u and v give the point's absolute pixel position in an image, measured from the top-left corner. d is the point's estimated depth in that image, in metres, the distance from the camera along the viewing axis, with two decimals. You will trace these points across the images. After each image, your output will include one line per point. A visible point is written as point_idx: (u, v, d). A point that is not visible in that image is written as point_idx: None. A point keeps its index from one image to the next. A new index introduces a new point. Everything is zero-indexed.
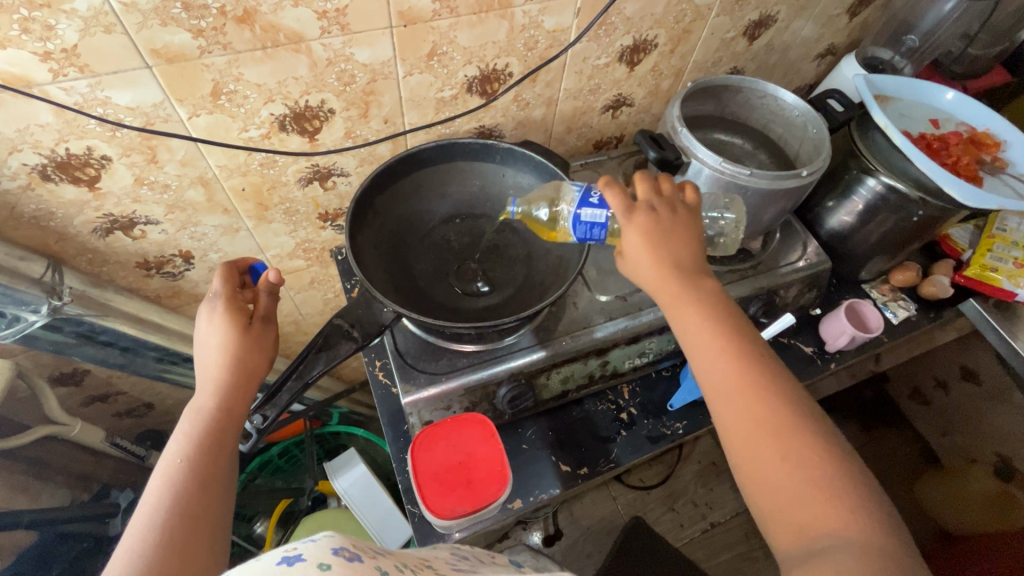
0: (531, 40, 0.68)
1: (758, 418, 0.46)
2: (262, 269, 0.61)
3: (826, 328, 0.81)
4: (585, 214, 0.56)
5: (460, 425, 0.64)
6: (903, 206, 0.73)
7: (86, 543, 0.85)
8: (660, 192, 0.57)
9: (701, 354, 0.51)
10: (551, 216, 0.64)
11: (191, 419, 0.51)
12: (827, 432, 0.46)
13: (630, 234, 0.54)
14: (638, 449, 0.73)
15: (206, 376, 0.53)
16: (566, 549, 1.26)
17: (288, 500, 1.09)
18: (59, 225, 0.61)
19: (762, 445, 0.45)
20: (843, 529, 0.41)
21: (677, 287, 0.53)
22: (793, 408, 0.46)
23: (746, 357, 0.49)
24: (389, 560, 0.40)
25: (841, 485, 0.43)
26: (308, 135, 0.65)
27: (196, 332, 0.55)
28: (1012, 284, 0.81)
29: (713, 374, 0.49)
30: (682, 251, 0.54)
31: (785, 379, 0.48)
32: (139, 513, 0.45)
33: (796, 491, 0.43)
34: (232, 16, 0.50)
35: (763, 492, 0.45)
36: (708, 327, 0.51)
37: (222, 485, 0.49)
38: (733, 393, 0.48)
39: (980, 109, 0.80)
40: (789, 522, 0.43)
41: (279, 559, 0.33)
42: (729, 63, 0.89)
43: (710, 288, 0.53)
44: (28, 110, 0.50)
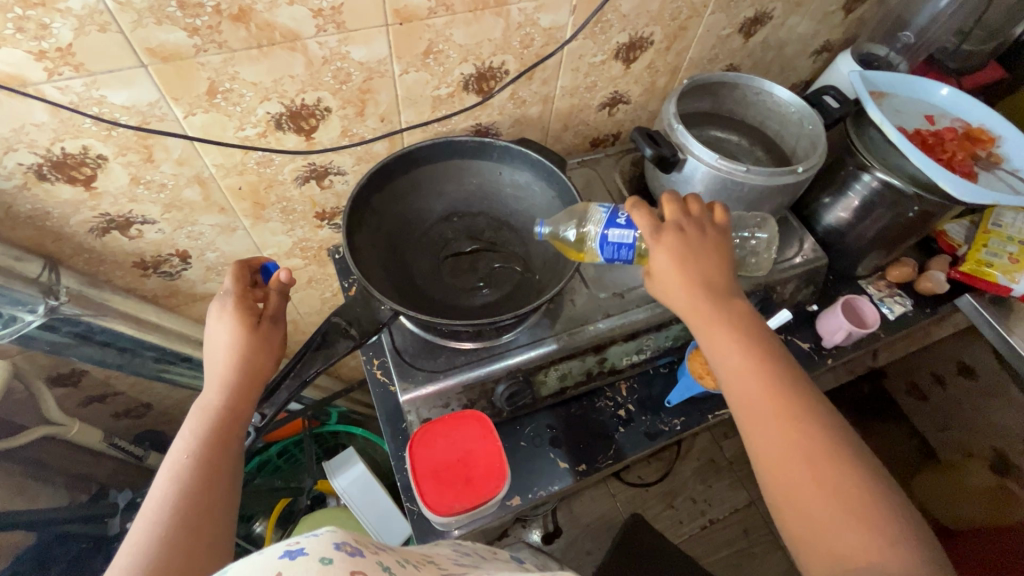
0: (527, 38, 0.68)
1: (792, 443, 0.46)
2: (274, 269, 0.61)
3: (823, 324, 0.81)
4: (613, 235, 0.57)
5: (459, 422, 0.64)
6: (899, 202, 0.73)
7: (85, 544, 0.84)
8: (688, 213, 0.57)
9: (732, 376, 0.51)
10: (579, 237, 0.62)
11: (196, 417, 0.51)
12: (864, 459, 0.46)
13: (658, 255, 0.54)
14: (636, 446, 0.74)
15: (213, 374, 0.53)
16: (566, 546, 1.27)
17: (287, 500, 1.09)
18: (55, 225, 0.61)
19: (797, 470, 0.45)
20: (881, 559, 0.41)
21: (708, 308, 0.53)
22: (827, 433, 0.47)
23: (779, 382, 0.49)
24: (392, 555, 0.40)
25: (878, 514, 0.43)
26: (304, 133, 0.65)
27: (206, 329, 0.56)
28: (1007, 279, 0.82)
29: (745, 397, 0.49)
30: (711, 272, 0.54)
31: (820, 404, 0.48)
32: (144, 509, 0.45)
33: (831, 518, 0.43)
34: (226, 14, 0.50)
35: (797, 519, 0.45)
36: (740, 349, 0.51)
37: (227, 482, 0.49)
38: (766, 416, 0.48)
39: (974, 105, 0.80)
40: (824, 550, 0.43)
41: (282, 553, 0.33)
42: (725, 60, 0.89)
43: (741, 309, 0.53)
44: (23, 110, 0.50)
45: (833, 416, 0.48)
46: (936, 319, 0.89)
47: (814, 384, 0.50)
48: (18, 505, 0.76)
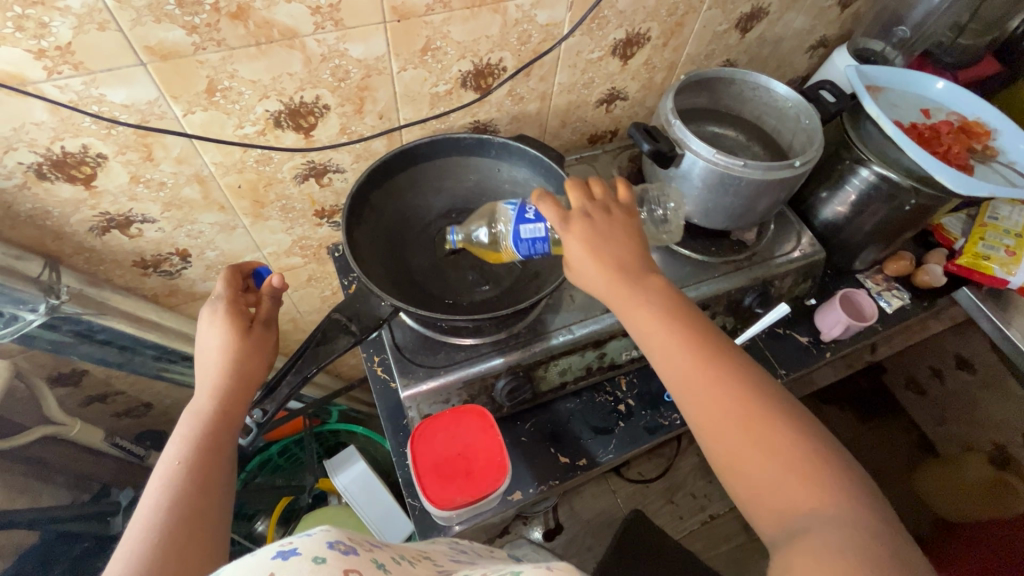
0: (525, 34, 0.68)
1: (725, 411, 0.46)
2: (267, 273, 0.61)
3: (821, 318, 0.81)
4: (525, 231, 0.57)
5: (460, 416, 0.64)
6: (895, 195, 0.74)
7: (87, 543, 0.85)
8: (593, 198, 0.56)
9: (660, 354, 0.50)
10: (491, 237, 0.65)
11: (188, 423, 0.52)
12: (792, 411, 0.46)
13: (572, 244, 0.53)
14: (636, 440, 0.74)
15: (205, 379, 0.54)
16: (567, 543, 1.27)
17: (288, 499, 1.10)
18: (55, 224, 0.61)
19: (734, 437, 0.46)
20: (821, 508, 0.41)
21: (627, 290, 0.52)
22: (755, 393, 0.47)
23: (704, 351, 0.49)
24: (386, 552, 0.41)
25: (812, 464, 0.43)
26: (303, 131, 0.65)
27: (197, 334, 0.56)
28: (1004, 272, 0.83)
29: (676, 375, 0.49)
30: (626, 252, 0.54)
31: (746, 366, 0.49)
32: (136, 518, 0.45)
33: (770, 479, 0.44)
34: (225, 12, 0.50)
35: (742, 484, 0.45)
36: (663, 325, 0.51)
37: (220, 491, 0.49)
38: (696, 388, 0.48)
39: (969, 99, 0.80)
40: (770, 510, 0.43)
41: (274, 554, 0.34)
42: (722, 56, 0.90)
43: (660, 285, 0.53)
44: (23, 109, 0.50)
45: (760, 376, 0.48)
46: (934, 312, 0.90)
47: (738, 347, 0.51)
48: (21, 505, 0.77)
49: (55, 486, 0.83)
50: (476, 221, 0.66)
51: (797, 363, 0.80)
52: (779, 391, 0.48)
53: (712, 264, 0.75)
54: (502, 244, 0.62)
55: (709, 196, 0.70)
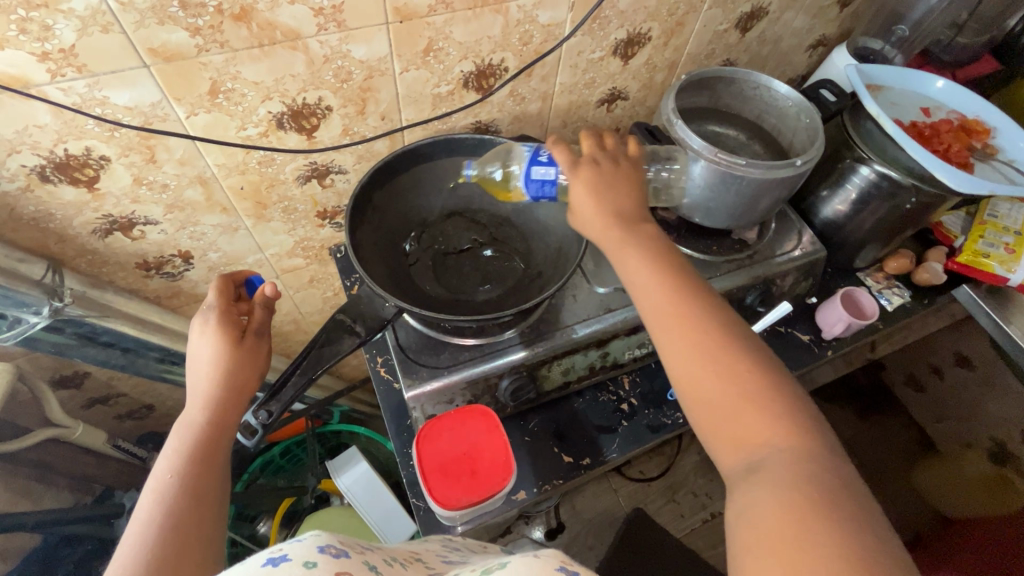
0: (526, 35, 0.68)
1: (698, 346, 0.46)
2: (259, 282, 0.62)
3: (822, 316, 0.82)
4: (536, 172, 0.58)
5: (464, 417, 0.64)
6: (896, 193, 0.74)
7: (91, 545, 0.85)
8: (603, 148, 0.59)
9: (641, 292, 0.50)
10: (505, 175, 0.66)
11: (180, 435, 0.51)
12: (765, 353, 0.46)
13: (577, 189, 0.56)
14: (639, 439, 0.74)
15: (196, 390, 0.54)
16: (569, 541, 1.28)
17: (291, 500, 1.09)
18: (58, 226, 0.61)
19: (702, 371, 0.45)
20: (779, 443, 0.41)
21: (619, 233, 0.53)
22: (730, 333, 0.47)
23: (684, 291, 0.49)
24: (377, 554, 0.42)
25: (777, 402, 0.43)
26: (305, 132, 0.65)
27: (189, 346, 0.56)
28: (1005, 269, 0.82)
29: (654, 310, 0.49)
30: (622, 201, 0.55)
31: (726, 309, 0.48)
32: (130, 532, 0.44)
33: (734, 413, 0.43)
34: (228, 14, 0.50)
35: (706, 419, 0.45)
36: (649, 265, 0.51)
37: (215, 501, 0.48)
38: (671, 323, 0.48)
39: (969, 97, 0.81)
40: (730, 443, 0.43)
41: (265, 561, 0.34)
42: (722, 55, 0.90)
43: (650, 234, 0.54)
44: (26, 111, 0.50)
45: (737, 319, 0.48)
46: (933, 310, 0.90)
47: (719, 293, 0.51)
48: (24, 508, 0.76)
49: (58, 489, 0.83)
50: (491, 159, 0.67)
51: (798, 362, 0.81)
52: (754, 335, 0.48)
53: (714, 264, 0.75)
54: (512, 183, 0.65)
55: (711, 194, 0.70)
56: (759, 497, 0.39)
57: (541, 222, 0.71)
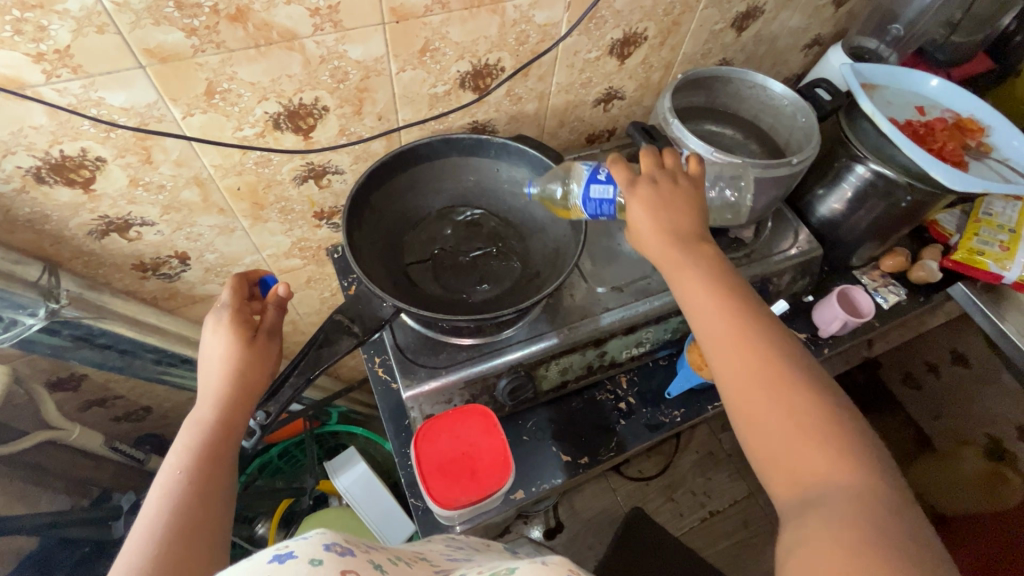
0: (523, 35, 0.68)
1: (759, 375, 0.46)
2: (273, 282, 0.62)
3: (819, 314, 0.82)
4: (595, 191, 0.59)
5: (463, 417, 0.64)
6: (891, 192, 0.74)
7: (88, 548, 0.84)
8: (663, 166, 0.59)
9: (700, 315, 0.51)
10: (565, 194, 0.66)
11: (190, 431, 0.51)
12: (827, 387, 0.46)
13: (634, 207, 0.56)
14: (637, 437, 0.74)
15: (207, 388, 0.54)
16: (568, 541, 1.28)
17: (289, 501, 1.09)
18: (54, 228, 0.61)
19: (759, 398, 0.46)
20: (841, 480, 0.41)
21: (678, 254, 0.54)
22: (791, 361, 0.47)
23: (745, 316, 0.49)
24: (383, 553, 0.42)
25: (839, 438, 0.43)
26: (302, 132, 0.65)
27: (200, 343, 0.56)
28: (998, 267, 0.83)
29: (712, 335, 0.50)
30: (680, 221, 0.55)
31: (787, 339, 0.49)
32: (138, 527, 0.44)
33: (793, 445, 0.43)
34: (224, 14, 0.50)
35: (763, 449, 0.45)
36: (709, 287, 0.52)
37: (223, 498, 0.48)
38: (730, 348, 0.48)
39: (963, 95, 0.81)
40: (786, 475, 0.43)
41: (271, 557, 0.34)
42: (718, 54, 0.90)
43: (710, 255, 0.54)
44: (21, 112, 0.50)
45: (799, 349, 0.48)
46: (929, 308, 0.91)
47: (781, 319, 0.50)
48: (21, 511, 0.76)
49: (56, 492, 0.83)
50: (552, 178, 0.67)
51: None
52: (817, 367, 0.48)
53: None
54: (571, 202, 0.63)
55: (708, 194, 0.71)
56: (813, 533, 0.39)
57: (539, 222, 0.71)
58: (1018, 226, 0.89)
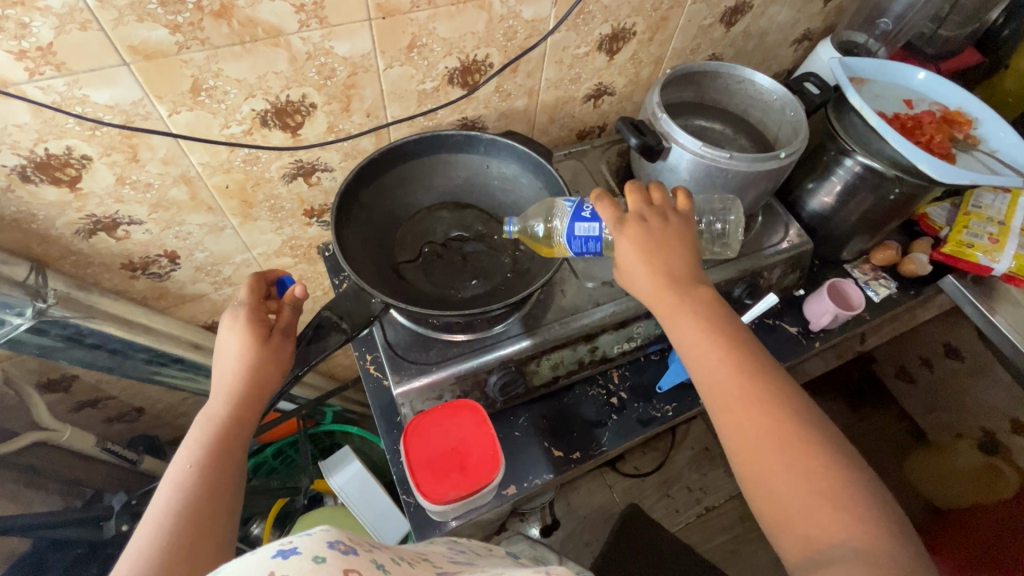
0: (510, 31, 0.68)
1: (762, 430, 0.47)
2: (290, 283, 0.62)
3: (810, 308, 0.82)
4: (580, 229, 0.58)
5: (453, 412, 0.64)
6: (880, 185, 0.75)
7: (81, 549, 0.84)
8: (651, 204, 0.58)
9: (700, 365, 0.52)
10: (547, 232, 0.65)
11: (202, 426, 0.52)
12: (829, 438, 0.47)
13: (623, 246, 0.56)
14: (629, 433, 0.74)
15: (221, 381, 0.54)
16: (564, 538, 1.28)
17: (284, 500, 1.08)
18: (41, 227, 0.61)
19: (763, 453, 0.47)
20: (849, 539, 0.42)
21: (674, 298, 0.54)
22: (792, 414, 0.48)
23: (744, 367, 0.50)
24: (386, 553, 0.42)
25: (846, 494, 0.44)
26: (290, 130, 0.65)
27: (217, 339, 0.56)
28: (988, 259, 0.83)
29: (712, 387, 0.51)
30: (674, 261, 0.55)
31: (787, 388, 0.50)
32: (148, 520, 0.45)
33: (803, 502, 0.44)
34: (208, 11, 0.50)
35: (771, 506, 0.46)
36: (706, 336, 0.52)
37: (229, 497, 0.48)
38: (732, 401, 0.49)
39: (950, 88, 0.81)
40: (796, 532, 0.44)
41: (275, 552, 0.34)
42: (708, 50, 0.90)
43: (707, 298, 0.54)
44: (5, 111, 0.50)
45: (798, 397, 0.49)
46: (920, 301, 0.91)
47: (779, 367, 0.51)
48: (12, 512, 0.76)
49: (47, 493, 0.82)
50: (534, 215, 0.66)
51: (787, 354, 0.81)
52: (817, 416, 0.49)
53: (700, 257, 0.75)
54: (556, 239, 0.62)
55: (696, 188, 0.71)
56: None
57: None
58: (1008, 218, 0.89)
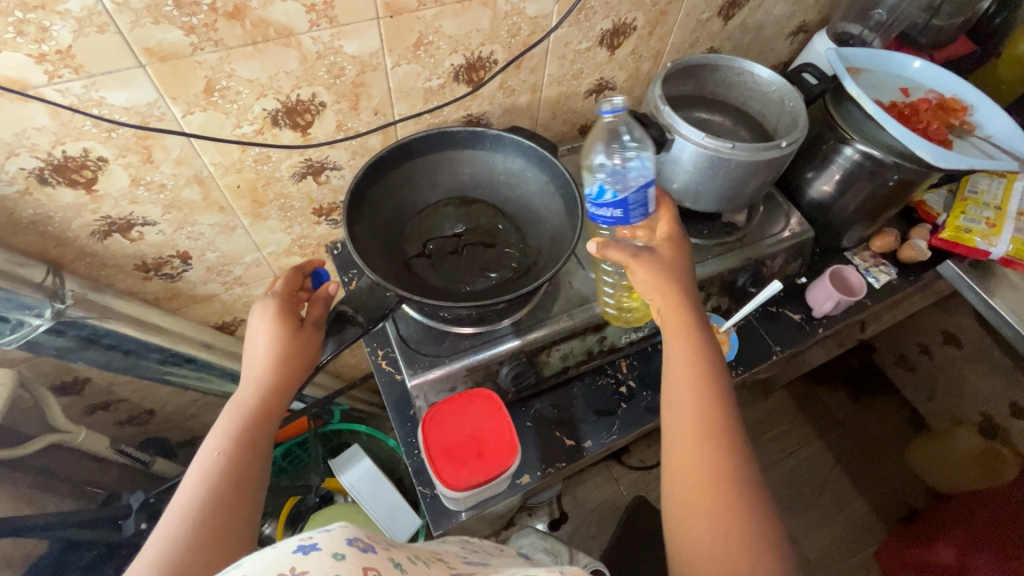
0: (514, 27, 0.69)
1: (704, 470, 0.50)
2: (325, 277, 0.64)
3: (813, 295, 0.84)
4: (648, 194, 0.57)
5: (468, 402, 0.66)
6: (878, 172, 0.76)
7: (97, 551, 0.84)
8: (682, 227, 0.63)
9: (676, 387, 0.55)
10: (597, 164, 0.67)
11: (230, 413, 0.53)
12: (763, 500, 0.49)
13: (664, 250, 0.60)
14: (638, 421, 0.75)
15: (249, 371, 0.55)
16: (572, 531, 1.29)
17: (295, 499, 1.09)
18: (57, 229, 0.61)
19: (701, 489, 0.49)
20: None
21: (677, 323, 0.57)
22: (740, 464, 0.50)
23: (714, 406, 0.53)
24: (402, 552, 0.42)
25: (757, 552, 0.46)
26: (300, 129, 0.66)
27: (247, 328, 0.57)
28: (986, 244, 0.84)
29: (680, 407, 0.54)
30: (685, 286, 0.59)
31: (742, 441, 0.52)
32: (176, 503, 0.46)
33: (715, 545, 0.47)
34: (222, 12, 0.51)
35: (687, 538, 0.49)
36: (694, 370, 0.55)
37: (256, 485, 0.49)
38: (690, 430, 0.52)
39: (945, 76, 0.83)
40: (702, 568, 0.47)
41: (295, 548, 0.35)
42: (706, 43, 0.92)
43: (704, 333, 0.57)
44: (25, 114, 0.51)
45: (749, 455, 0.51)
46: (920, 286, 0.93)
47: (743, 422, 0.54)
48: (31, 513, 0.77)
49: (63, 495, 0.83)
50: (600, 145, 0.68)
51: (791, 341, 0.83)
52: (760, 478, 0.51)
53: (706, 247, 0.77)
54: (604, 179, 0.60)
55: (700, 178, 0.72)
56: None
57: (536, 212, 0.72)
58: (1004, 202, 0.90)
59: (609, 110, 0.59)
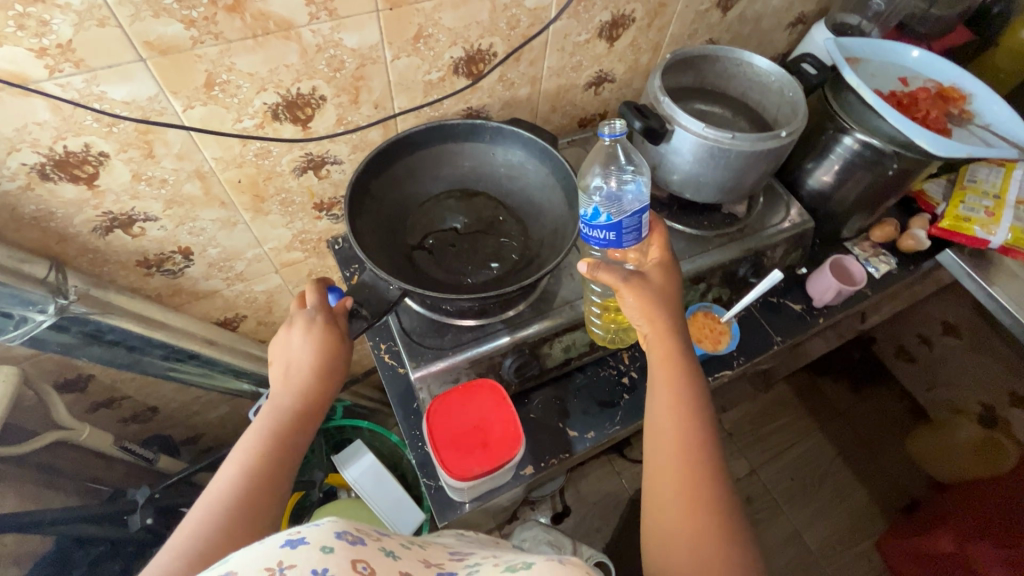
0: (514, 19, 0.69)
1: (682, 494, 0.50)
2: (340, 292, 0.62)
3: (813, 285, 0.84)
4: (644, 219, 0.57)
5: (471, 393, 0.66)
6: (877, 161, 0.76)
7: (103, 547, 0.85)
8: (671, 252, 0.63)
9: (659, 411, 0.55)
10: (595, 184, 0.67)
11: (265, 418, 0.54)
12: (738, 527, 0.50)
13: (652, 275, 0.60)
14: (642, 411, 0.75)
15: (284, 377, 0.56)
16: (575, 525, 1.29)
17: (299, 494, 1.10)
18: (59, 225, 0.61)
19: (678, 513, 0.50)
20: None
21: (662, 347, 0.58)
22: (717, 490, 0.51)
23: (694, 431, 0.53)
24: (394, 540, 0.43)
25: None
26: (301, 123, 0.66)
27: (285, 331, 0.58)
28: (985, 232, 0.85)
29: (662, 435, 0.54)
30: (672, 311, 0.59)
31: (720, 466, 0.53)
32: (206, 499, 0.49)
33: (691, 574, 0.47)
34: (222, 5, 0.51)
35: (661, 562, 0.50)
36: (677, 394, 0.55)
37: (276, 492, 0.50)
38: (670, 454, 0.53)
39: (944, 65, 0.83)
40: None
41: (282, 542, 0.35)
42: (705, 35, 0.92)
43: (688, 357, 0.58)
44: (26, 109, 0.51)
45: (727, 481, 0.52)
46: (920, 275, 0.93)
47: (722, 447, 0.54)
48: (37, 510, 0.77)
49: (68, 492, 0.83)
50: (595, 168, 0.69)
51: (792, 331, 0.83)
52: (737, 504, 0.51)
53: (706, 238, 0.77)
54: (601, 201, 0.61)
55: (701, 169, 0.72)
56: None
57: (537, 205, 0.72)
58: (1003, 191, 0.91)
59: (609, 134, 0.57)
